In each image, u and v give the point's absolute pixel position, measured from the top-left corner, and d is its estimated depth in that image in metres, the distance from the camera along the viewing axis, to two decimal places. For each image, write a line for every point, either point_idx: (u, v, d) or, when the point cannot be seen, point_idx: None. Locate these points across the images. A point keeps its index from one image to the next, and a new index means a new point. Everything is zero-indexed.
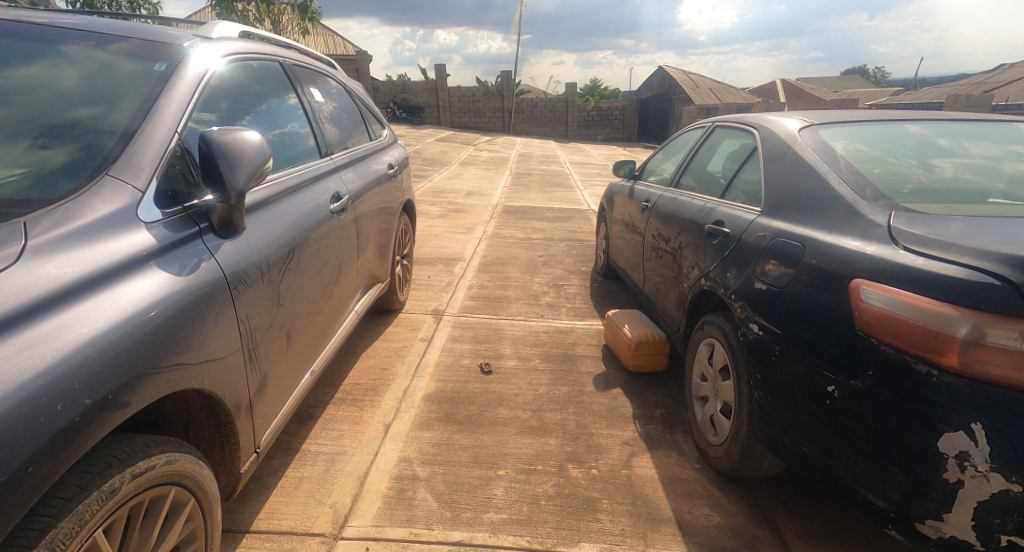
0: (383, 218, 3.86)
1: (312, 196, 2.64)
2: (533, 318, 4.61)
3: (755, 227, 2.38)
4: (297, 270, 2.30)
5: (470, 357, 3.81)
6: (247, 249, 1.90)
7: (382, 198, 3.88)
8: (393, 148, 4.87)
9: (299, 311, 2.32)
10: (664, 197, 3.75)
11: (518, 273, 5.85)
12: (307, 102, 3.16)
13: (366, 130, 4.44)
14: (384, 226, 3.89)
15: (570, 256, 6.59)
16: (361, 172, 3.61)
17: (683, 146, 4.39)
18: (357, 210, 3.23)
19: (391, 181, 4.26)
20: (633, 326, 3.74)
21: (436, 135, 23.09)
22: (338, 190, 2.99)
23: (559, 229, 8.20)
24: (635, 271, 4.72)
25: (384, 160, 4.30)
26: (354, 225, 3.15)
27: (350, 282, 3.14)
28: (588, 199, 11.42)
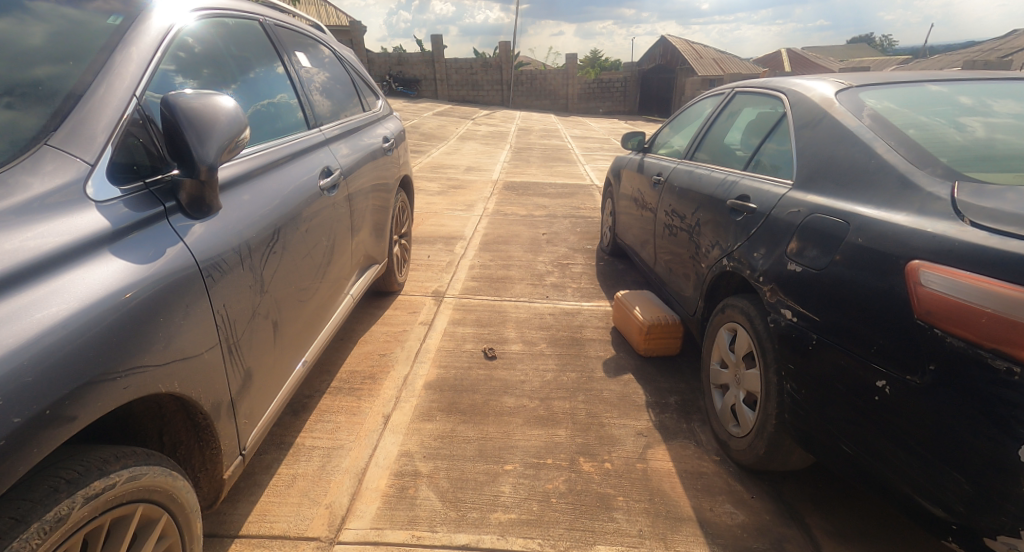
0: (379, 197, 3.64)
1: (298, 172, 2.41)
2: (537, 300, 4.43)
3: (787, 203, 2.17)
4: (285, 254, 2.10)
5: (473, 342, 3.63)
6: (226, 232, 1.70)
7: (378, 174, 3.65)
8: (389, 122, 4.61)
9: (289, 298, 2.13)
10: (678, 170, 3.52)
11: (521, 252, 5.65)
12: (294, 69, 2.91)
13: (360, 101, 4.18)
14: (381, 204, 3.67)
15: (574, 234, 6.37)
16: (355, 146, 3.38)
17: (696, 116, 4.13)
18: (350, 186, 3.01)
19: (388, 155, 4.02)
20: (644, 309, 3.55)
21: (433, 109, 22.61)
22: (328, 165, 2.77)
23: (562, 205, 7.97)
24: (644, 250, 4.52)
25: (380, 133, 4.06)
26: (348, 204, 2.93)
27: (344, 264, 2.94)
28: (591, 174, 11.13)
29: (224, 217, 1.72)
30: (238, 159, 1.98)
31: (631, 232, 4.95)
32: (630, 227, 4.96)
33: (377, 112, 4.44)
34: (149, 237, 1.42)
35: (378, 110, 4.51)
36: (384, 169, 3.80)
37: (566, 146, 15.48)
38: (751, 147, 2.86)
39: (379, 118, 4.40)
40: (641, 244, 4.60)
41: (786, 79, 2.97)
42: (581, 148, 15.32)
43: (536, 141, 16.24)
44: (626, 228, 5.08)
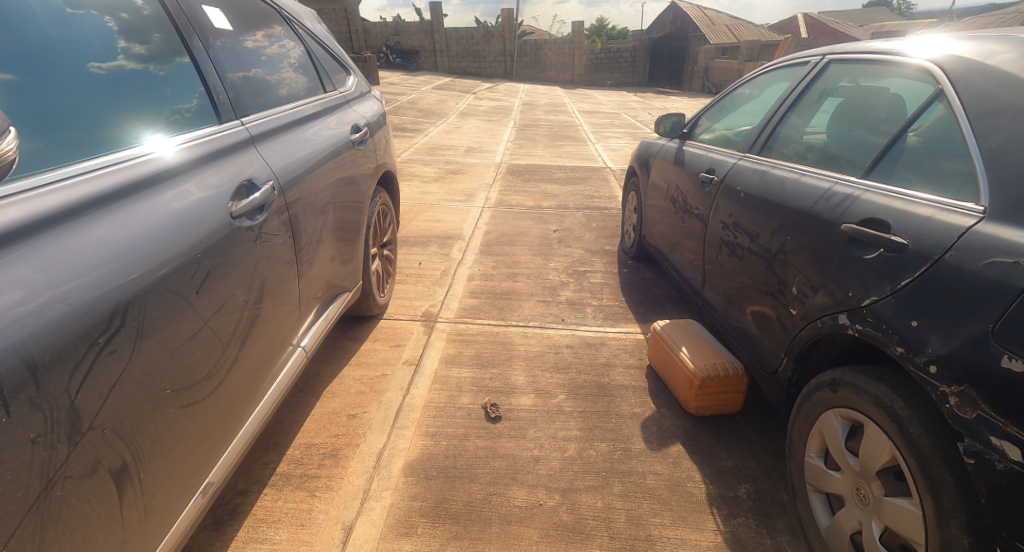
0: (346, 206, 2.77)
1: (264, 151, 2.04)
2: (551, 325, 3.61)
3: (983, 247, 1.33)
4: (161, 334, 1.28)
5: (471, 393, 2.83)
6: (88, 263, 1.14)
7: (342, 180, 2.73)
8: (364, 106, 3.64)
9: (167, 406, 1.30)
10: (744, 170, 2.64)
11: (529, 257, 4.82)
12: (208, 53, 1.97)
13: (326, 78, 3.26)
14: (348, 214, 2.81)
15: (590, 233, 5.52)
16: (314, 144, 2.49)
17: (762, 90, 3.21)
18: (295, 200, 2.15)
19: (358, 150, 3.06)
20: (692, 350, 2.73)
21: (433, 83, 21.49)
22: (258, 173, 1.91)
23: (573, 194, 7.09)
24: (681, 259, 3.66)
25: (350, 120, 3.09)
26: (285, 233, 2.01)
27: (291, 310, 2.11)
28: (602, 155, 10.20)
29: (90, 238, 1.17)
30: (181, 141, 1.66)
31: (663, 234, 4.10)
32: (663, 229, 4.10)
33: (349, 94, 3.48)
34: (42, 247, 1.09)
35: (351, 92, 3.55)
36: (350, 169, 2.86)
37: (574, 123, 14.46)
38: (876, 144, 1.97)
39: (351, 101, 3.44)
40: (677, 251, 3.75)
41: (928, 39, 2.06)
42: (590, 124, 14.32)
43: (541, 117, 15.22)
44: (658, 228, 4.22)
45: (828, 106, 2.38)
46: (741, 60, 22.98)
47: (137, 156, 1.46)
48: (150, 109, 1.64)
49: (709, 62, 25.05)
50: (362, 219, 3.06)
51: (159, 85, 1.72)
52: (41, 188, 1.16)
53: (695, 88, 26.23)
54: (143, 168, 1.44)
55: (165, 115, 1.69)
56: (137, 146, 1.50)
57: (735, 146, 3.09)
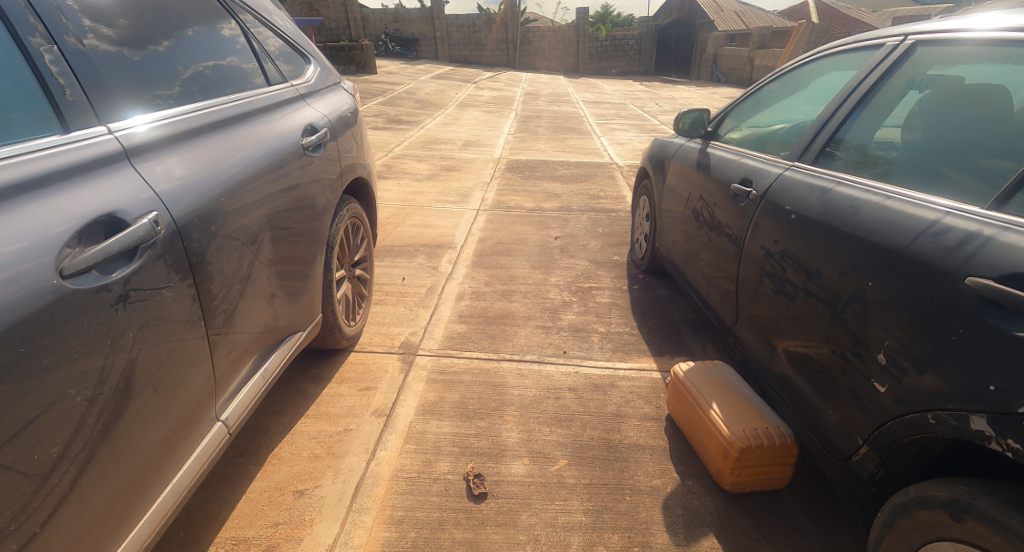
0: (292, 230, 2.20)
1: (248, 135, 2.02)
2: (550, 360, 3.07)
3: None
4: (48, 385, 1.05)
5: (451, 457, 2.30)
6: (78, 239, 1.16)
7: (286, 196, 2.16)
8: (326, 99, 3.05)
9: None
10: (797, 184, 2.07)
11: (528, 271, 4.27)
12: (59, 48, 1.39)
13: (275, 67, 2.65)
14: (296, 239, 2.24)
15: (595, 241, 4.97)
16: (249, 154, 1.95)
17: (809, 78, 2.63)
18: (213, 231, 1.62)
19: (312, 157, 2.47)
20: (724, 406, 2.20)
21: (433, 72, 20.83)
22: (146, 203, 1.37)
23: (576, 196, 6.53)
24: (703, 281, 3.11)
25: (304, 120, 2.51)
26: (183, 286, 1.45)
27: (207, 378, 1.59)
28: (608, 149, 9.62)
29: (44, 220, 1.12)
30: (164, 116, 1.66)
31: (682, 248, 3.55)
32: (681, 241, 3.55)
33: (305, 86, 2.88)
34: (19, 211, 1.10)
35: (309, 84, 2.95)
36: (299, 182, 2.28)
37: (579, 114, 13.85)
38: (1009, 163, 1.43)
39: (308, 95, 2.84)
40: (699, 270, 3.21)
41: None
42: (595, 116, 13.72)
43: (544, 108, 14.60)
44: (676, 241, 3.67)
45: (912, 105, 1.82)
46: (752, 48, 22.24)
47: (114, 131, 1.44)
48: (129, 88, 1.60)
49: (717, 50, 24.29)
50: (318, 240, 2.50)
51: (135, 71, 1.65)
52: (22, 156, 1.17)
53: (703, 76, 25.50)
54: (120, 143, 1.43)
55: (146, 97, 1.65)
56: (118, 121, 1.48)
57: (778, 151, 2.51)
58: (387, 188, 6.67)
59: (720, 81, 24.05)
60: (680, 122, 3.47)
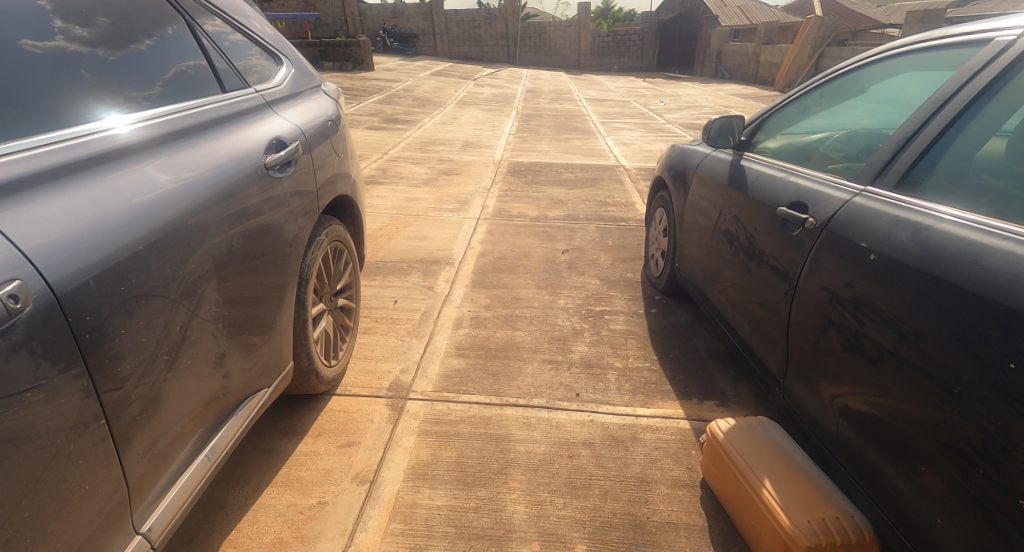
0: (251, 271, 1.79)
1: (244, 133, 1.97)
2: (561, 405, 2.68)
3: None
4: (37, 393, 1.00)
5: (445, 543, 1.91)
6: (73, 235, 1.14)
7: (240, 231, 1.73)
8: (300, 105, 2.61)
9: None
10: (879, 216, 1.65)
11: (533, 292, 3.88)
12: None
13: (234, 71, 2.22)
14: (256, 281, 1.82)
15: (605, 256, 4.57)
16: (187, 184, 1.54)
17: (875, 79, 2.21)
18: (126, 292, 1.22)
19: (280, 177, 2.04)
20: (780, 484, 1.80)
21: (432, 68, 20.37)
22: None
23: (582, 204, 6.13)
24: (732, 312, 2.71)
25: (269, 134, 2.07)
26: (66, 380, 1.06)
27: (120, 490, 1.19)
28: (613, 151, 9.23)
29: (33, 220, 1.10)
30: (148, 115, 1.63)
31: (706, 271, 3.15)
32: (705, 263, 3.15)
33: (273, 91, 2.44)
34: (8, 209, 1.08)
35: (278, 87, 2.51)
36: (260, 209, 1.86)
37: (582, 112, 13.43)
38: None
39: (276, 100, 2.40)
40: (726, 298, 2.81)
41: None
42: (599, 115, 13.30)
43: (546, 106, 14.19)
44: (699, 262, 3.27)
45: None
46: (757, 44, 21.78)
47: (97, 134, 1.41)
48: (108, 89, 1.57)
49: (722, 46, 23.87)
50: (289, 277, 2.09)
51: (113, 72, 1.61)
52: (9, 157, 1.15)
53: (707, 73, 25.10)
54: (104, 145, 1.40)
55: (125, 96, 1.61)
56: (98, 123, 1.44)
57: (838, 169, 2.10)
58: (381, 194, 6.28)
59: (724, 78, 23.60)
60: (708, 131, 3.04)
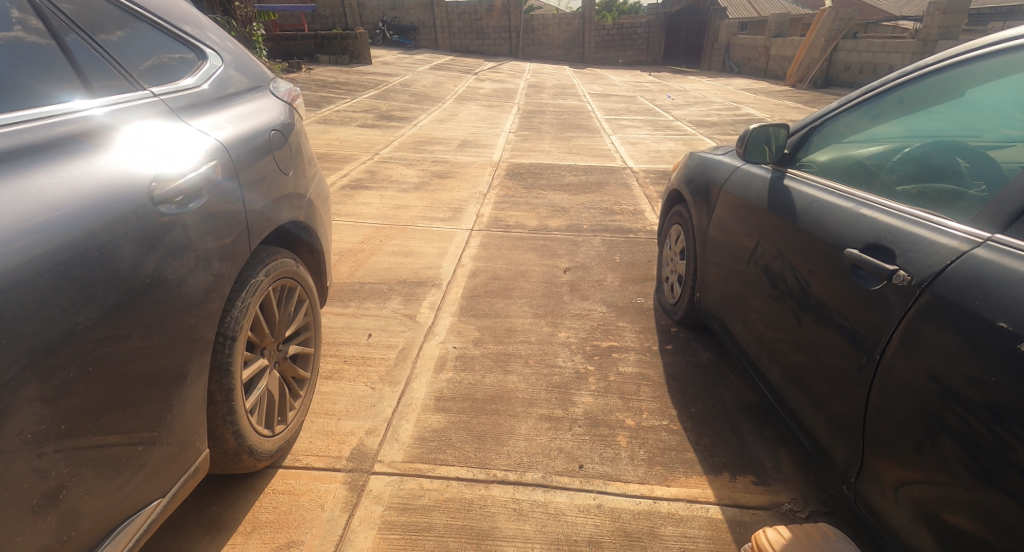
0: (118, 357, 1.28)
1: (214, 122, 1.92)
2: (560, 482, 2.17)
3: None
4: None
5: None
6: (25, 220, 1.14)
7: (90, 305, 1.21)
8: (233, 111, 2.10)
9: None
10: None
11: (529, 325, 3.37)
12: None
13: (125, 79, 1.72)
14: (120, 368, 1.29)
15: (612, 278, 4.05)
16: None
17: (976, 83, 1.72)
18: None
19: (182, 216, 1.52)
20: None
21: (432, 62, 19.82)
22: None
23: (586, 212, 5.60)
24: (770, 368, 2.19)
25: (170, 157, 1.58)
26: None
27: None
28: (620, 150, 8.69)
29: None
30: (119, 101, 1.63)
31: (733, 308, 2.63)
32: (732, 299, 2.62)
33: (191, 97, 1.94)
34: None
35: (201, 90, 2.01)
36: (132, 264, 1.33)
37: (586, 109, 12.86)
38: None
39: (197, 106, 1.92)
40: (760, 349, 2.29)
41: None
42: (603, 111, 12.73)
43: (548, 102, 13.63)
44: (725, 295, 2.74)
45: None
46: (767, 36, 21.12)
47: (66, 118, 1.43)
48: (76, 75, 1.57)
49: (730, 39, 23.24)
50: (195, 346, 1.56)
51: (78, 60, 1.60)
52: None
53: (715, 67, 24.47)
54: (72, 129, 1.41)
55: (96, 81, 1.62)
56: (68, 108, 1.46)
57: (936, 204, 1.61)
58: (367, 201, 5.76)
59: (732, 72, 22.94)
60: (743, 141, 2.52)
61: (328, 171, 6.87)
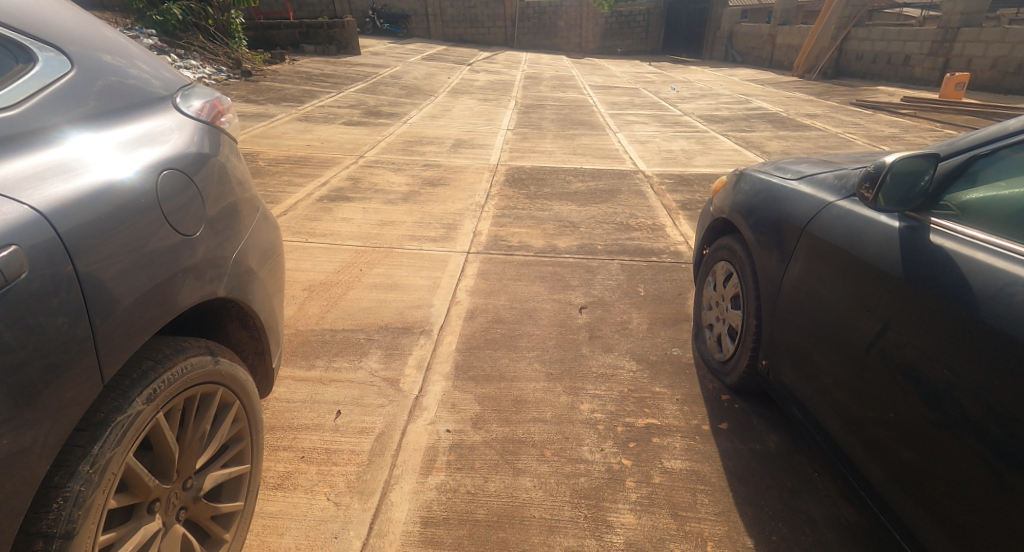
0: None
1: (162, 126, 1.61)
2: None
3: None
4: None
5: None
6: None
7: None
8: (182, 115, 1.72)
9: None
10: None
11: (543, 393, 2.68)
12: None
13: None
14: None
15: (637, 322, 3.37)
16: None
17: None
18: None
19: None
20: None
21: (424, 52, 18.95)
22: None
23: (598, 230, 4.92)
24: (895, 494, 1.56)
25: None
26: None
27: None
28: (628, 150, 8.00)
29: None
30: (78, 101, 1.44)
31: (819, 391, 1.93)
32: (818, 379, 1.93)
33: (108, 103, 1.53)
34: None
35: (117, 96, 1.57)
36: None
37: (587, 103, 12.11)
38: None
39: (110, 116, 1.50)
40: (871, 460, 1.66)
41: None
42: (606, 105, 11.98)
43: (547, 95, 12.84)
44: (803, 368, 2.04)
45: None
46: (772, 24, 20.38)
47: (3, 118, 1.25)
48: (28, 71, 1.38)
49: (733, 28, 22.50)
50: None
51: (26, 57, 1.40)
52: None
53: (717, 57, 23.75)
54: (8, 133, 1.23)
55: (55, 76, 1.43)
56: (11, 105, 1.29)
57: None
58: (347, 215, 5.04)
59: (735, 62, 22.17)
60: (867, 177, 1.81)
61: (305, 177, 6.13)
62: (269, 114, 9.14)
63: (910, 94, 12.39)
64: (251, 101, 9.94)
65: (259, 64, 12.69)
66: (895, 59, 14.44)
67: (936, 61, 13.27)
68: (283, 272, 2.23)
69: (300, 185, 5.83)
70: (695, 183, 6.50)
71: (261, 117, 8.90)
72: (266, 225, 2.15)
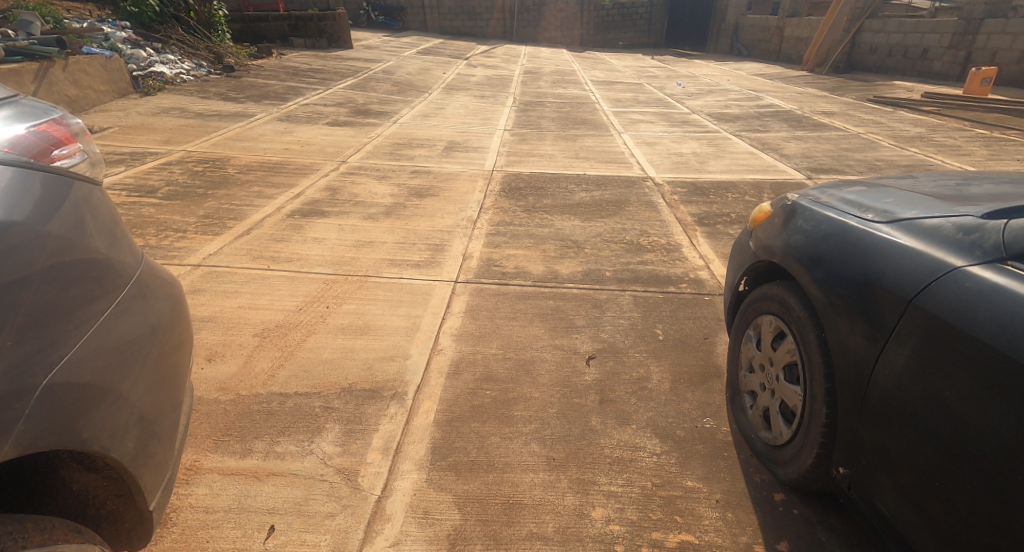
0: None
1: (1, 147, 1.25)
2: None
3: None
4: None
5: None
6: None
7: None
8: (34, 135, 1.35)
9: None
10: None
11: (544, 493, 2.08)
12: None
13: None
14: None
15: (658, 382, 2.75)
16: None
17: None
18: None
19: None
20: None
21: (419, 46, 18.31)
22: None
23: (604, 253, 4.32)
24: None
25: None
26: None
27: None
28: (635, 153, 7.40)
29: None
30: None
31: (927, 520, 1.41)
32: (927, 504, 1.41)
33: None
34: None
35: None
36: None
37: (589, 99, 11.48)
38: None
39: None
40: None
41: None
42: (609, 102, 11.34)
43: (546, 91, 12.20)
44: (901, 486, 1.49)
45: None
46: (779, 16, 19.71)
47: None
48: None
49: (739, 20, 21.85)
50: None
51: None
52: None
53: (722, 50, 23.09)
54: None
55: None
56: None
57: None
58: (320, 235, 4.43)
59: (741, 56, 21.49)
60: None
61: (278, 187, 5.51)
62: (248, 113, 8.50)
63: (929, 89, 11.77)
64: (230, 99, 9.29)
65: (243, 59, 11.99)
66: (911, 52, 13.80)
67: (956, 54, 12.64)
68: (184, 354, 1.65)
69: (271, 197, 5.22)
70: (711, 191, 5.89)
71: (238, 117, 8.26)
72: (154, 297, 1.57)
